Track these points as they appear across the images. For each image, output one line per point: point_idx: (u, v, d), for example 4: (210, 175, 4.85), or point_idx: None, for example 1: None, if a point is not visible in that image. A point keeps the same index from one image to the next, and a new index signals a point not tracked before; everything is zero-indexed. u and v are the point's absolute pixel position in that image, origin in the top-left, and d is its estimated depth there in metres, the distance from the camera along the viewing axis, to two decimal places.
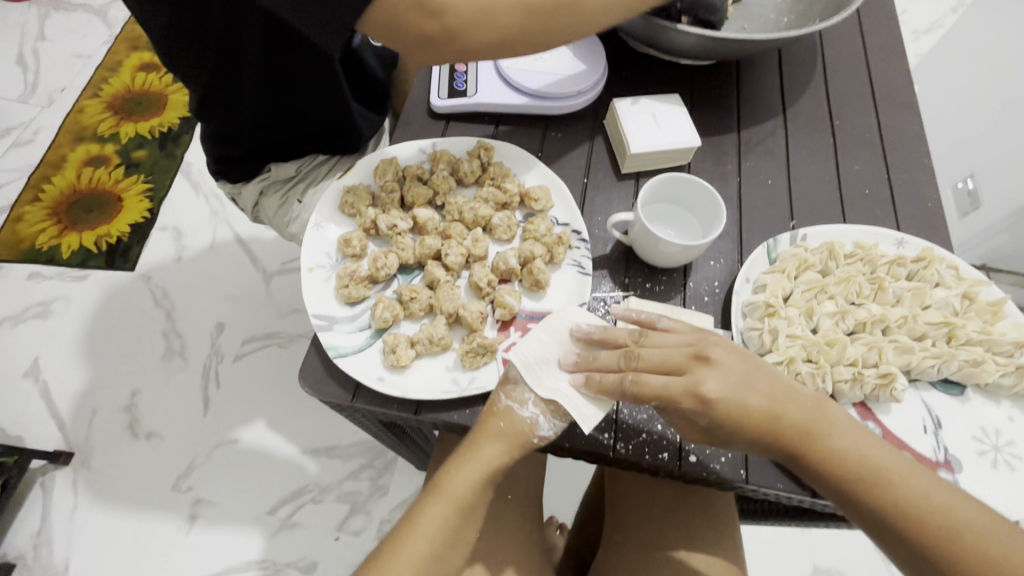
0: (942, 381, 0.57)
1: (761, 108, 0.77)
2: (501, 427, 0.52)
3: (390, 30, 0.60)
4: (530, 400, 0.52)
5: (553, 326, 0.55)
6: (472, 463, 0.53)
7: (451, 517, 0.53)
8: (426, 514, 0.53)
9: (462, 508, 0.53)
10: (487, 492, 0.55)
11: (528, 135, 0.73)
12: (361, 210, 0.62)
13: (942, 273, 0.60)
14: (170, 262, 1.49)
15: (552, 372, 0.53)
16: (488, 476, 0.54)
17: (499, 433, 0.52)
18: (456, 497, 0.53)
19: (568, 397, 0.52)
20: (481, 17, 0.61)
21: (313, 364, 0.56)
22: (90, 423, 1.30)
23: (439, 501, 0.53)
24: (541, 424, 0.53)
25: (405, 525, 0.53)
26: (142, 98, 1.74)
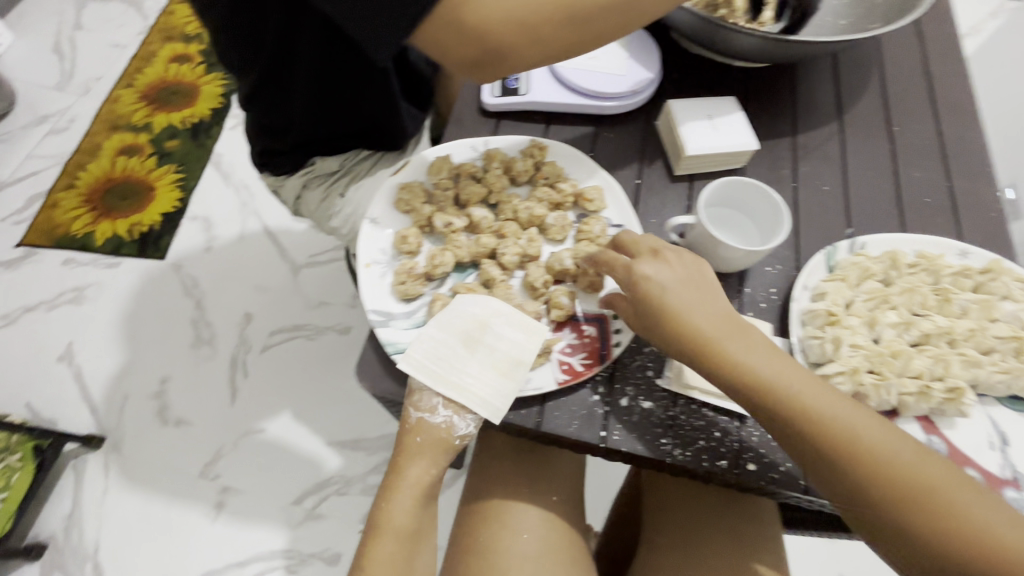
0: (1009, 397, 0.55)
1: (817, 112, 0.76)
2: (421, 441, 0.54)
3: (441, 44, 0.55)
4: (439, 404, 0.54)
5: (446, 321, 0.55)
6: (402, 487, 0.55)
7: (398, 547, 0.53)
8: (374, 555, 0.53)
9: (407, 534, 0.54)
10: (425, 512, 0.56)
11: (580, 135, 0.72)
12: (417, 207, 0.62)
13: (1010, 286, 0.58)
14: (201, 252, 1.51)
15: (452, 370, 0.54)
16: (422, 495, 0.55)
17: (422, 446, 0.55)
18: (397, 528, 0.54)
19: (471, 394, 0.53)
20: (526, 36, 0.55)
21: (370, 359, 0.56)
22: (121, 409, 1.32)
23: (382, 537, 0.53)
24: (457, 424, 0.54)
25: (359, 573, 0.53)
26: (176, 89, 1.76)
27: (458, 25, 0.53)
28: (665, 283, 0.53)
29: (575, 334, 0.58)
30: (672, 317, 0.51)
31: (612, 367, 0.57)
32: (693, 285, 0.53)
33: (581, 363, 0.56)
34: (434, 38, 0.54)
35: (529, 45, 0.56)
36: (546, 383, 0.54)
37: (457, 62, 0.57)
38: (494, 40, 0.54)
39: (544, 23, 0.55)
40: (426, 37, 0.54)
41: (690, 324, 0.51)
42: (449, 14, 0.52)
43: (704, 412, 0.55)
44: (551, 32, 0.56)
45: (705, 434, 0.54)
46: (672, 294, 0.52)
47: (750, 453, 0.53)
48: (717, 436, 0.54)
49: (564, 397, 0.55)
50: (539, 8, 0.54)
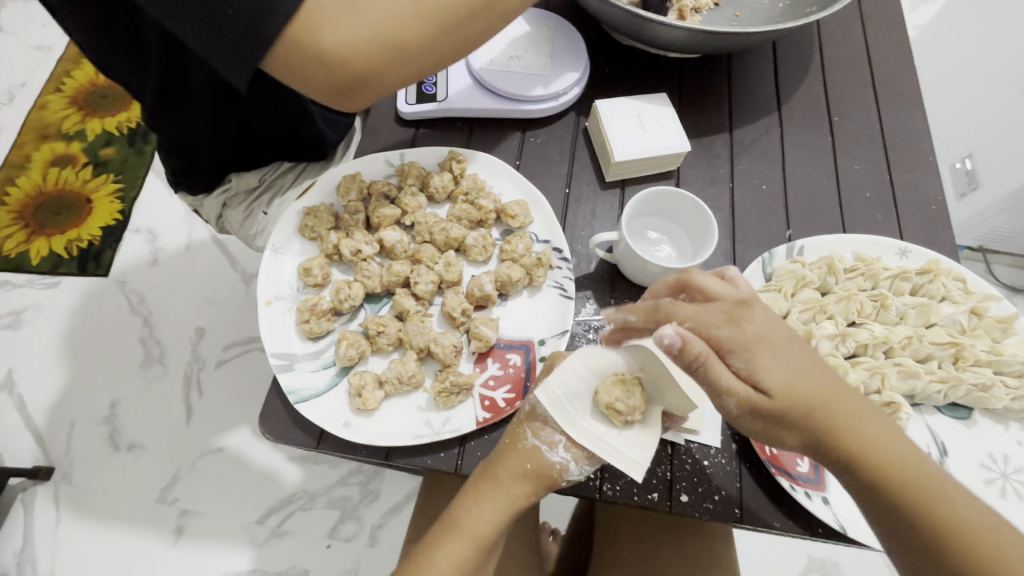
0: (948, 406, 0.53)
1: (755, 104, 0.72)
2: (531, 462, 0.47)
3: (298, 71, 0.49)
4: (560, 443, 0.47)
5: (591, 357, 0.49)
6: (497, 499, 0.47)
7: (470, 558, 0.46)
8: (442, 553, 0.45)
9: (484, 548, 0.46)
10: (508, 530, 0.48)
11: (506, 142, 0.68)
12: (322, 234, 0.57)
13: (948, 287, 0.56)
14: (145, 265, 1.36)
15: (591, 413, 0.48)
16: (513, 515, 0.47)
17: (526, 465, 0.47)
18: (478, 537, 0.46)
19: (608, 446, 0.46)
20: (398, 52, 0.51)
21: (273, 406, 0.52)
22: (69, 437, 1.19)
23: (458, 541, 0.46)
24: (572, 470, 0.47)
25: (418, 568, 0.45)
26: (108, 92, 1.58)
27: (318, 47, 0.47)
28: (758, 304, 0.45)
29: (497, 365, 0.54)
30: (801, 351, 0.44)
31: None
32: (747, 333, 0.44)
33: (503, 398, 0.52)
34: (291, 62, 0.48)
35: (401, 60, 0.51)
36: (465, 424, 0.50)
37: (325, 87, 0.51)
38: (364, 61, 0.49)
39: (418, 36, 0.51)
40: (281, 62, 0.48)
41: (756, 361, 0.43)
42: (304, 34, 0.46)
43: None
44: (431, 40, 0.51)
45: None
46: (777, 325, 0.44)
47: (681, 482, 0.51)
48: (648, 466, 0.51)
49: (485, 436, 0.52)
50: (409, 22, 0.49)
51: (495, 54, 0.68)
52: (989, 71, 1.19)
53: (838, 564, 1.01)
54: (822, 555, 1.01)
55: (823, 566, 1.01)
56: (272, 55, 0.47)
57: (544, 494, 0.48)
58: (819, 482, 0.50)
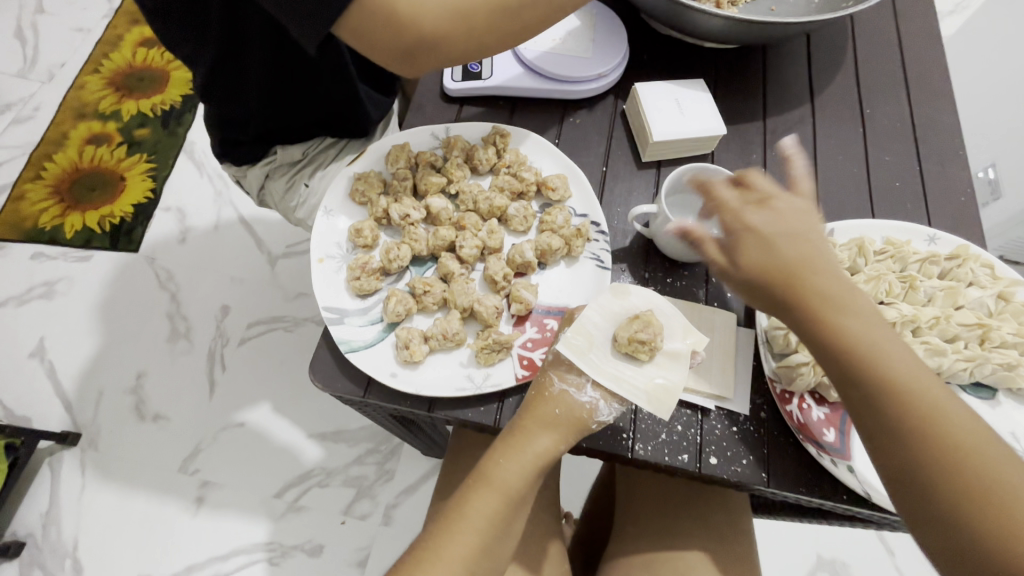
0: (972, 385, 0.55)
1: (788, 95, 0.74)
2: (555, 408, 0.51)
3: (366, 36, 0.56)
4: (588, 384, 0.52)
5: (605, 305, 0.53)
6: (523, 447, 0.51)
7: (500, 508, 0.49)
8: (473, 505, 0.49)
9: (511, 500, 0.50)
10: (533, 483, 0.52)
11: (546, 122, 0.70)
12: (372, 199, 0.60)
13: (976, 272, 0.58)
14: (175, 242, 1.40)
15: (614, 357, 0.52)
16: (538, 467, 0.51)
17: (550, 413, 0.51)
18: (506, 486, 0.50)
19: (628, 386, 0.50)
20: (457, 26, 0.57)
21: (323, 357, 0.54)
22: (97, 404, 1.23)
23: (487, 491, 0.50)
24: (601, 409, 0.51)
25: (451, 520, 0.49)
26: (144, 75, 1.62)
27: (383, 14, 0.54)
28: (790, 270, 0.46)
29: (535, 328, 0.56)
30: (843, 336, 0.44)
31: None
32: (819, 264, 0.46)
33: (541, 358, 0.55)
34: (358, 27, 0.55)
35: (461, 35, 0.58)
36: (506, 380, 0.53)
37: (387, 50, 0.58)
38: (424, 31, 0.56)
39: (475, 16, 0.57)
40: (350, 27, 0.55)
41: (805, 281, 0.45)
42: (375, 3, 0.53)
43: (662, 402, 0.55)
44: (484, 21, 0.58)
45: (667, 427, 0.54)
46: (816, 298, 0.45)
47: (711, 445, 0.53)
48: (679, 429, 0.53)
49: (524, 392, 0.54)
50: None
51: (539, 36, 0.70)
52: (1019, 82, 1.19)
53: (847, 564, 1.06)
54: (832, 553, 1.07)
55: (832, 565, 1.06)
56: (345, 20, 0.54)
57: (570, 443, 0.52)
58: (845, 451, 0.50)
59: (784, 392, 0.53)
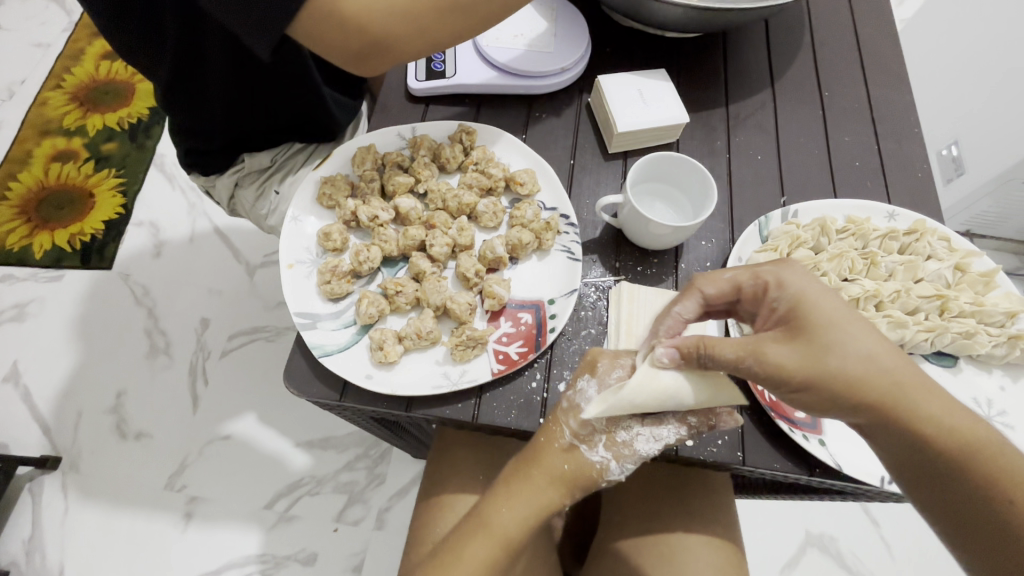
0: (935, 354, 0.57)
1: (749, 81, 0.75)
2: (567, 466, 0.49)
3: (317, 37, 0.56)
4: (601, 443, 0.50)
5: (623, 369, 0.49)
6: (526, 498, 0.50)
7: (496, 556, 0.49)
8: (471, 552, 0.49)
9: (510, 548, 0.49)
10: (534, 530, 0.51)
11: (512, 117, 0.70)
12: (340, 202, 0.60)
13: (933, 245, 0.59)
14: (149, 257, 1.38)
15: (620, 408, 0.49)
16: (539, 517, 0.50)
17: (559, 467, 0.49)
18: (505, 536, 0.49)
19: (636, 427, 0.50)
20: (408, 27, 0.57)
21: (298, 364, 0.54)
22: (76, 426, 1.20)
23: (486, 539, 0.49)
24: (612, 469, 0.50)
25: (447, 562, 0.49)
26: (108, 88, 1.59)
27: (332, 17, 0.54)
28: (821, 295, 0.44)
29: (509, 323, 0.57)
30: (844, 388, 0.42)
31: (547, 353, 0.56)
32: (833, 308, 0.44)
33: (516, 351, 0.55)
34: (309, 28, 0.55)
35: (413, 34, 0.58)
36: (481, 375, 0.53)
37: (341, 51, 0.58)
38: (376, 32, 0.56)
39: (427, 16, 0.57)
40: (301, 29, 0.55)
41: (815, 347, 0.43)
42: (322, 6, 0.53)
43: None
44: (436, 21, 0.58)
45: None
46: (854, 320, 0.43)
47: None
48: None
49: (501, 387, 0.55)
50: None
51: (500, 33, 0.71)
52: (976, 59, 1.22)
53: (835, 538, 1.08)
54: (818, 528, 1.09)
55: (820, 540, 1.08)
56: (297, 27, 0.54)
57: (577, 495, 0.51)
58: (815, 426, 0.53)
59: None
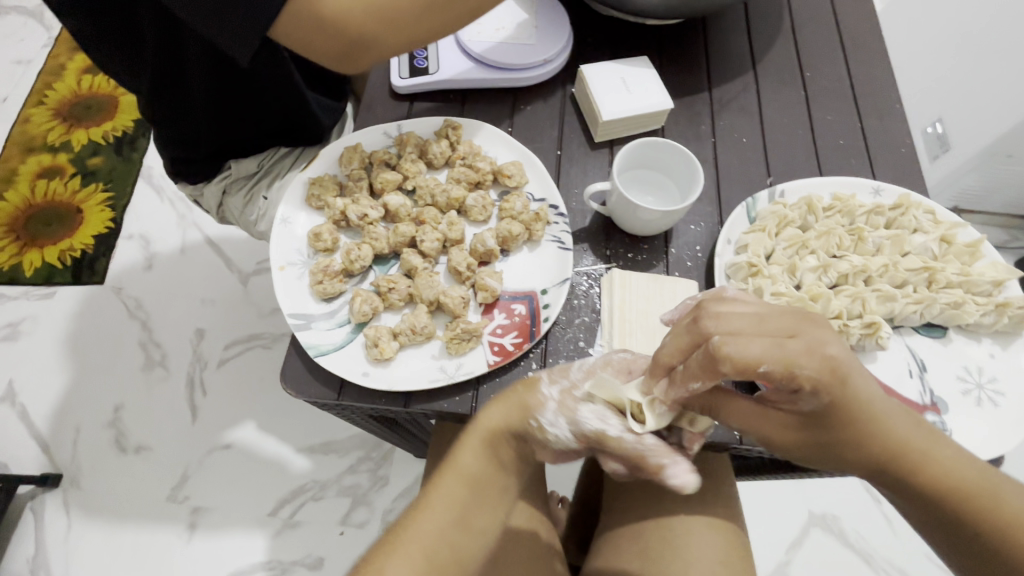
0: (925, 326, 0.57)
1: (731, 65, 0.75)
2: (520, 392, 0.51)
3: (298, 40, 0.56)
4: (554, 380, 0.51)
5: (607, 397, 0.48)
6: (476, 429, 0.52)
7: (455, 488, 0.50)
8: (434, 485, 0.51)
9: (469, 481, 0.51)
10: (496, 464, 0.52)
11: (497, 112, 0.71)
12: (329, 201, 0.60)
13: (919, 219, 0.60)
14: (141, 270, 1.37)
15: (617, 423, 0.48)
16: (490, 448, 0.51)
17: (513, 395, 0.51)
18: (462, 468, 0.51)
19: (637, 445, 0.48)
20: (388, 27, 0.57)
21: (294, 364, 0.54)
22: (74, 443, 1.20)
23: (445, 472, 0.51)
24: (546, 407, 0.49)
25: (417, 502, 0.51)
26: (91, 102, 1.58)
27: (312, 17, 0.54)
28: (855, 379, 0.40)
29: (503, 315, 0.57)
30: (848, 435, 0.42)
31: (543, 343, 0.57)
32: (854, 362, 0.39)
33: (511, 343, 0.55)
34: (290, 31, 0.55)
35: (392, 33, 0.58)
36: (478, 367, 0.54)
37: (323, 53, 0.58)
38: (357, 32, 0.56)
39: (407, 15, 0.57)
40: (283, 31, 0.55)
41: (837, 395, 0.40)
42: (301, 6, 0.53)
43: None
44: (416, 20, 0.58)
45: None
46: (877, 396, 0.42)
47: None
48: None
49: (499, 378, 0.55)
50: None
51: (482, 27, 0.71)
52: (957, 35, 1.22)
53: (838, 517, 1.09)
54: (820, 508, 1.10)
55: (823, 519, 1.09)
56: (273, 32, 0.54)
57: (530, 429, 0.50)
58: None
59: None
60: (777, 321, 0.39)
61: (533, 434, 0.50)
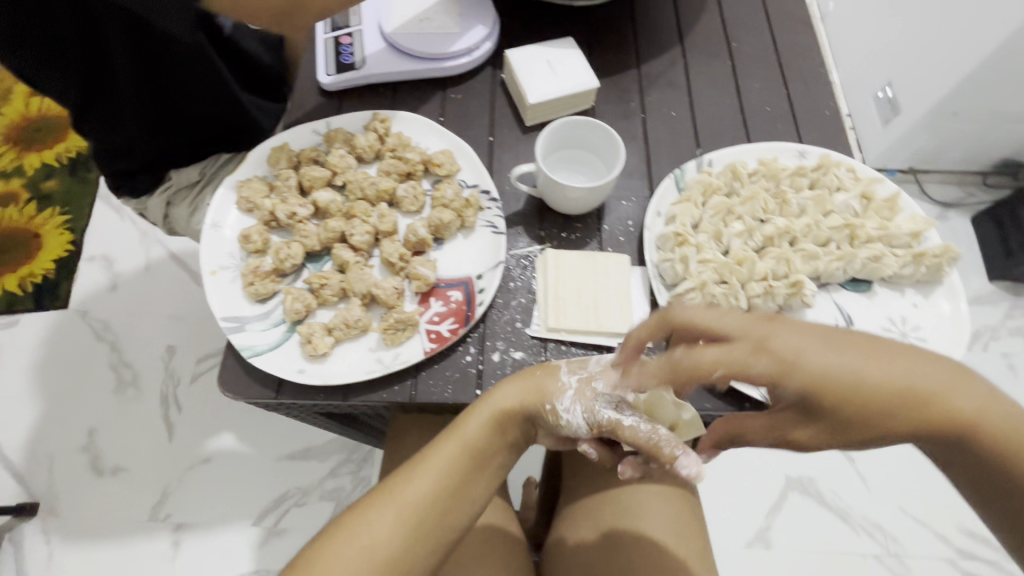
0: (851, 282, 0.59)
1: (659, 40, 0.76)
2: (540, 374, 0.52)
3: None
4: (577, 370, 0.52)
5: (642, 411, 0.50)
6: (489, 400, 0.51)
7: (455, 456, 0.50)
8: (434, 450, 0.50)
9: (472, 451, 0.50)
10: (501, 439, 0.51)
11: (427, 102, 0.71)
12: (258, 203, 0.60)
13: (840, 177, 0.62)
14: (105, 291, 1.35)
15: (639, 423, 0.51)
16: (501, 423, 0.51)
17: (534, 376, 0.52)
18: (466, 437, 0.50)
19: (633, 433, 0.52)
20: None
21: (231, 367, 0.54)
22: (49, 470, 1.18)
23: (449, 439, 0.51)
24: (564, 394, 0.50)
25: (409, 465, 0.50)
26: (41, 123, 1.54)
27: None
28: (813, 356, 0.39)
29: (439, 302, 0.57)
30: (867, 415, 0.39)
31: (480, 327, 0.57)
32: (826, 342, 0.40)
33: (448, 329, 0.56)
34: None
35: None
36: (414, 356, 0.54)
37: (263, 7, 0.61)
38: None
39: None
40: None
41: (824, 380, 0.39)
42: None
43: (573, 351, 0.57)
44: None
45: None
46: (857, 365, 0.39)
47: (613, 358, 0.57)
48: None
49: (437, 365, 0.56)
50: None
51: (406, 18, 0.71)
52: None
53: (813, 479, 1.12)
54: (796, 471, 1.12)
55: (800, 482, 1.11)
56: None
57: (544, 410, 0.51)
58: None
59: None
60: (730, 328, 0.41)
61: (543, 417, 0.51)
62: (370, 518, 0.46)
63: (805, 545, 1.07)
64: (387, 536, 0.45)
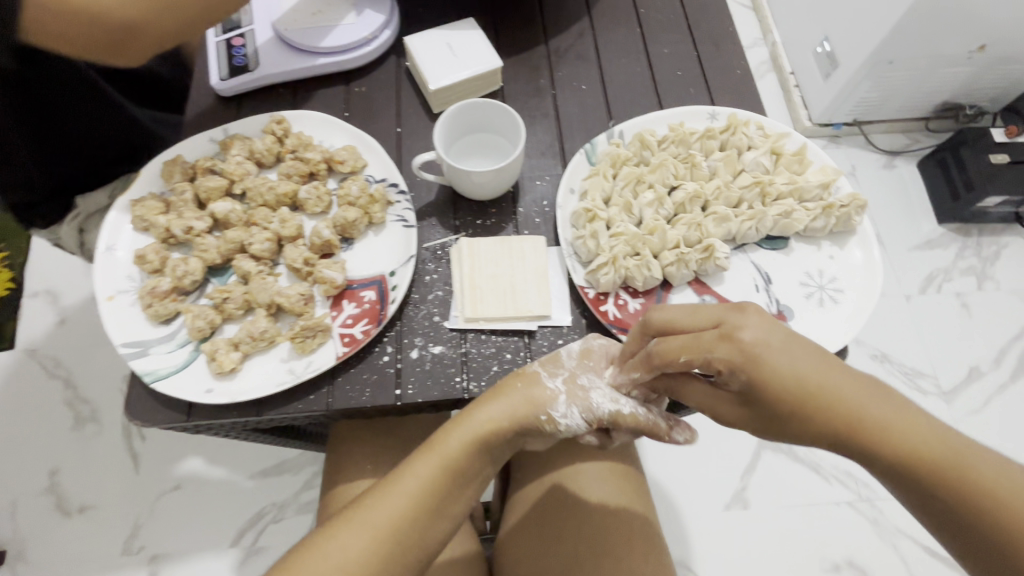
0: (767, 240, 0.59)
1: (567, 13, 0.74)
2: (524, 386, 0.50)
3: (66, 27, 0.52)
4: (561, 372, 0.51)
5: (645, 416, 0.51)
6: (473, 416, 0.49)
7: (433, 476, 0.47)
8: (411, 467, 0.48)
9: (450, 470, 0.48)
10: (482, 456, 0.49)
11: (330, 97, 0.68)
12: (152, 221, 0.57)
13: (749, 136, 0.61)
14: (53, 327, 1.29)
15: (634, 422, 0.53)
16: (485, 443, 0.49)
17: (515, 391, 0.50)
18: (445, 456, 0.48)
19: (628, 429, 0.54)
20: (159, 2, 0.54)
21: (138, 395, 0.52)
22: (13, 516, 1.14)
23: (428, 458, 0.48)
24: (559, 402, 0.50)
25: (384, 483, 0.48)
26: None
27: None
28: (772, 357, 0.40)
29: (351, 303, 0.56)
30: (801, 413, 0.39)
31: (396, 325, 0.56)
32: (794, 343, 0.40)
33: (361, 331, 0.54)
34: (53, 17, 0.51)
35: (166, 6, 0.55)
36: (326, 361, 0.52)
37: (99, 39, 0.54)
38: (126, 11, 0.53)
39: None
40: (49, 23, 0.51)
41: (771, 369, 0.40)
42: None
43: (493, 339, 0.56)
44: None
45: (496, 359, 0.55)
46: (803, 368, 0.40)
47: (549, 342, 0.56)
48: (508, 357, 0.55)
49: (354, 368, 0.54)
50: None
51: (298, 13, 0.68)
52: None
53: None
54: None
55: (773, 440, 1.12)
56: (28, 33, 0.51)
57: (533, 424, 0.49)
58: None
59: (598, 295, 0.56)
60: (706, 314, 0.42)
61: (529, 430, 0.50)
62: (342, 540, 0.44)
63: (782, 500, 1.08)
64: (362, 556, 0.43)
